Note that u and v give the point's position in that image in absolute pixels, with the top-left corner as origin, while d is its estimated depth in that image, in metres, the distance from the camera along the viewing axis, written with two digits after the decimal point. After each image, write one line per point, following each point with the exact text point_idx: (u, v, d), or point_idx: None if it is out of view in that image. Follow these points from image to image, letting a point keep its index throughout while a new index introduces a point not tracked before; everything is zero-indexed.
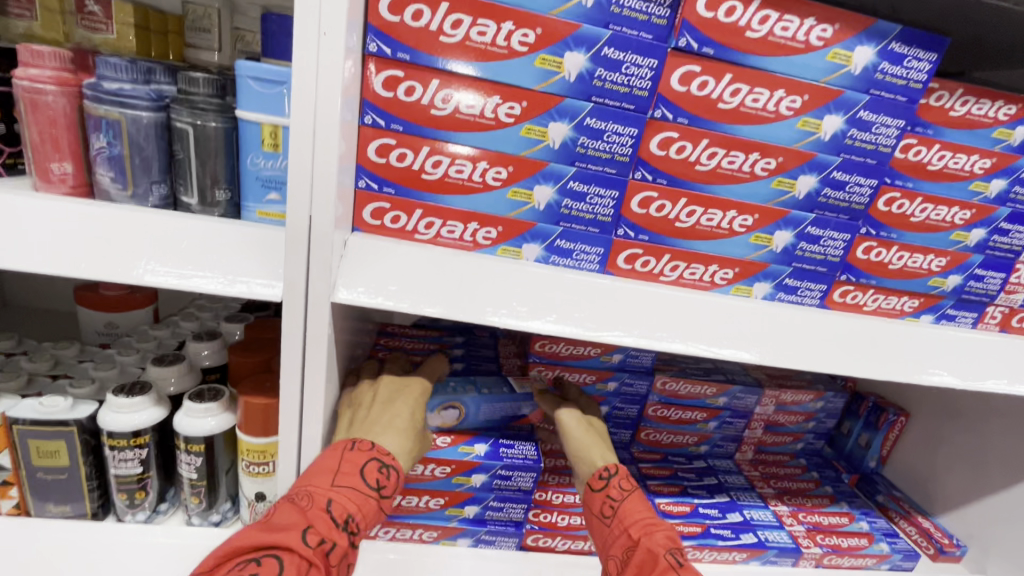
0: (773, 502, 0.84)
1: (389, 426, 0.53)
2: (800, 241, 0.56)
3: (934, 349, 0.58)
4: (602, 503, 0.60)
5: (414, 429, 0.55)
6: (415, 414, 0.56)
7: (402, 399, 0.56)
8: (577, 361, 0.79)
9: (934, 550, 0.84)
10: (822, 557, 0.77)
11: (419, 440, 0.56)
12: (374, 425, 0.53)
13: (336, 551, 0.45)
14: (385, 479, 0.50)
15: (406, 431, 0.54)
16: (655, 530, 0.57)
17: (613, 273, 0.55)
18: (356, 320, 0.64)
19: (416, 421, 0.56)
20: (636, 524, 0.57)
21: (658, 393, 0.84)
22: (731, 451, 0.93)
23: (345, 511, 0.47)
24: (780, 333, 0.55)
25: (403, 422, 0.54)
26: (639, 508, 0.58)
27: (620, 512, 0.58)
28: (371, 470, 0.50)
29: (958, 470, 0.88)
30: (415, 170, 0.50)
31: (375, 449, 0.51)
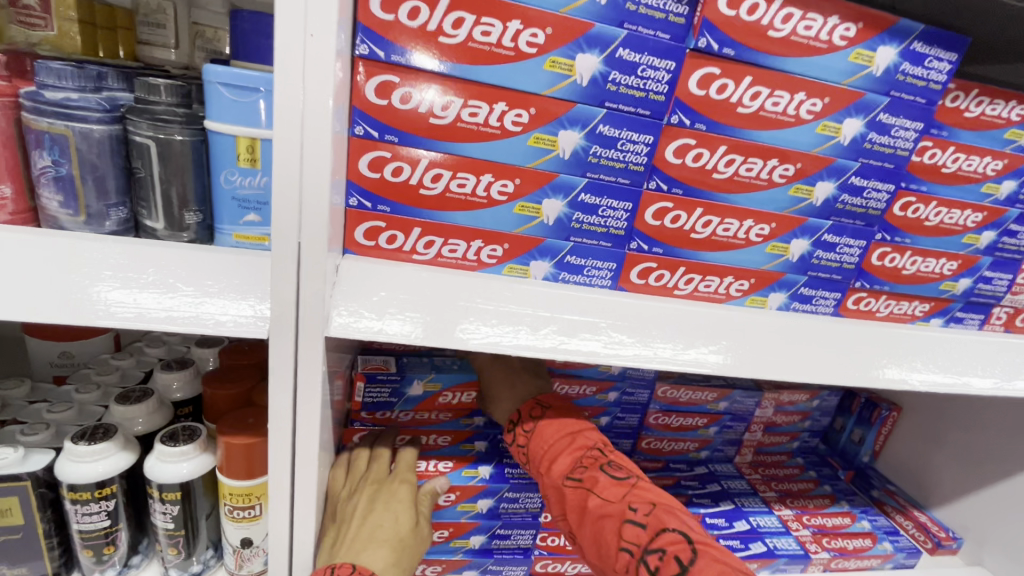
0: (776, 506, 0.83)
1: (371, 539, 0.50)
2: (816, 250, 0.53)
3: (948, 353, 0.57)
4: (518, 452, 0.61)
5: (403, 540, 0.52)
6: (404, 517, 0.53)
7: (392, 506, 0.53)
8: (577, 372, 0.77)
9: (932, 544, 0.84)
10: (829, 561, 0.77)
11: (408, 552, 0.52)
12: (354, 544, 0.49)
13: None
14: None
15: (389, 542, 0.50)
16: (562, 452, 0.57)
17: (626, 290, 0.51)
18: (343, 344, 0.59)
19: (403, 527, 0.53)
20: (539, 453, 0.58)
21: (658, 401, 0.82)
22: (731, 455, 0.91)
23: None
24: (800, 345, 0.53)
25: (389, 535, 0.51)
26: (545, 432, 0.59)
27: (532, 455, 0.59)
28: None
29: (952, 465, 0.89)
30: (413, 185, 0.45)
31: (357, 570, 0.46)
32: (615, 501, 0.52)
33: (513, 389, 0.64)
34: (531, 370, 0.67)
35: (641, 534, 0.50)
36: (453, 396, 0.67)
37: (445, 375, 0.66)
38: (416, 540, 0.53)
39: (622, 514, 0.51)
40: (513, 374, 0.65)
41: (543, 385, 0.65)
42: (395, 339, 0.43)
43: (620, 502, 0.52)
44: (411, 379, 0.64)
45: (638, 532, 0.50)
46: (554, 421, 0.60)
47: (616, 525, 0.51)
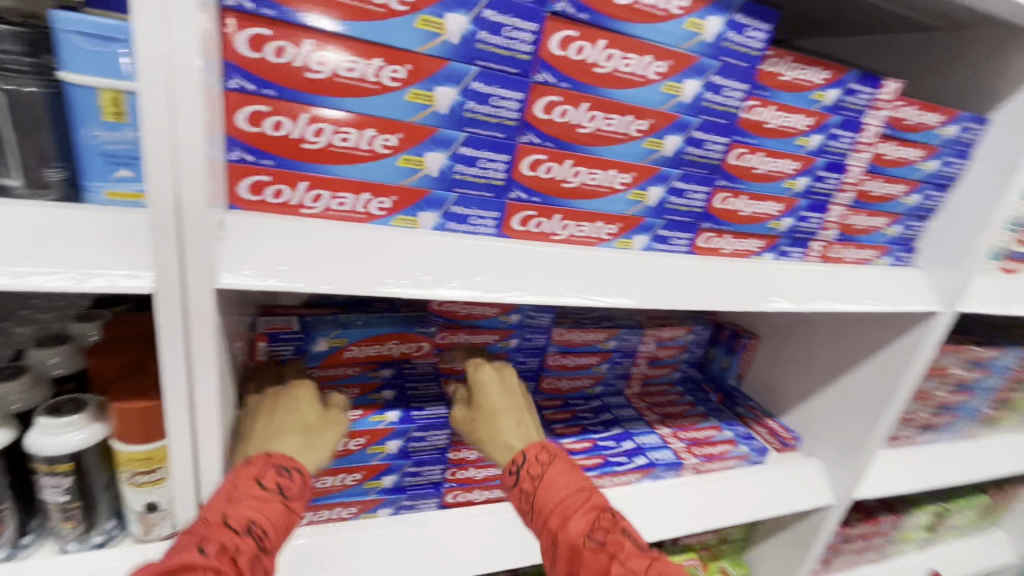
0: (657, 426, 0.96)
1: (279, 432, 0.54)
2: (669, 196, 0.62)
3: (776, 280, 0.70)
4: (520, 499, 0.61)
5: (314, 426, 0.56)
6: (307, 409, 0.57)
7: (292, 403, 0.57)
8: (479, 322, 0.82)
9: (779, 444, 1.02)
10: (697, 466, 0.91)
11: (322, 433, 0.57)
12: (264, 438, 0.54)
13: (244, 555, 0.46)
14: (288, 481, 0.51)
15: (299, 431, 0.55)
16: (576, 512, 0.58)
17: (509, 237, 0.57)
18: (240, 304, 0.59)
19: (308, 417, 0.57)
20: (551, 507, 0.58)
21: (555, 344, 0.90)
22: (622, 387, 1.03)
23: (246, 519, 0.48)
24: (658, 277, 0.62)
25: (297, 425, 0.55)
26: (559, 486, 0.59)
27: (541, 508, 0.59)
28: (269, 476, 0.50)
29: (795, 379, 1.07)
30: (294, 139, 0.46)
31: (271, 458, 0.51)
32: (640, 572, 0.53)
33: (519, 427, 0.65)
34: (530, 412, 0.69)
35: None
36: (358, 350, 0.72)
37: (350, 331, 0.70)
38: (329, 423, 0.58)
39: None
40: (518, 412, 0.66)
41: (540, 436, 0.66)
42: (286, 288, 0.45)
43: None
44: (316, 336, 0.69)
45: None
46: (564, 471, 0.60)
47: None
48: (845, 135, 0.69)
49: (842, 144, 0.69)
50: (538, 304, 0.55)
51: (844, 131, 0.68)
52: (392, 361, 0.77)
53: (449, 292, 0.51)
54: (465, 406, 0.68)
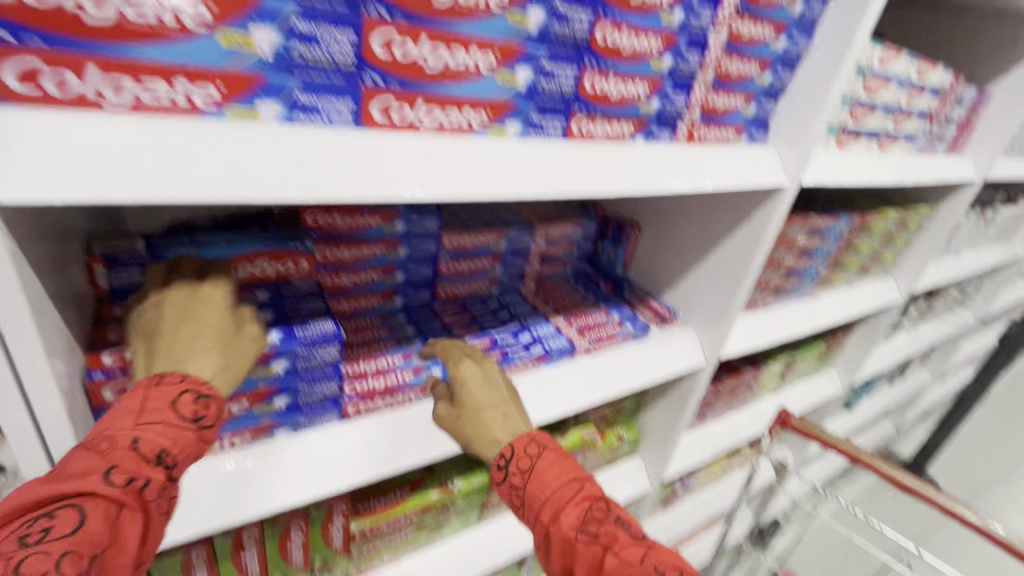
0: (552, 317, 1.01)
1: (193, 350, 0.52)
2: (538, 78, 0.60)
3: (648, 160, 0.72)
4: (512, 496, 0.69)
5: (223, 343, 0.53)
6: (215, 323, 0.53)
7: (199, 315, 0.53)
8: (358, 234, 0.79)
9: (661, 320, 1.13)
10: (589, 348, 0.98)
11: (238, 349, 0.54)
12: (177, 355, 0.51)
13: (151, 486, 0.47)
14: (202, 409, 0.51)
15: (213, 348, 0.53)
16: (568, 505, 0.65)
17: (369, 128, 0.52)
18: (48, 230, 0.50)
19: (218, 337, 0.53)
20: (541, 504, 0.66)
21: (446, 250, 0.89)
22: (518, 287, 1.06)
23: (156, 448, 0.47)
24: (535, 164, 0.61)
25: (209, 340, 0.53)
26: (551, 480, 0.66)
27: (534, 501, 0.66)
28: (183, 403, 0.49)
29: (674, 260, 1.16)
30: (66, 12, 0.37)
31: (187, 380, 0.50)
32: (633, 561, 0.60)
33: (505, 420, 0.71)
34: (515, 401, 0.74)
35: None
36: (223, 272, 0.67)
37: (208, 250, 0.64)
38: (243, 338, 0.55)
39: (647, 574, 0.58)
40: (503, 404, 0.72)
41: (525, 424, 0.72)
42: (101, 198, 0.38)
43: (641, 562, 0.59)
44: (167, 256, 0.62)
45: None
46: (553, 464, 0.67)
47: None
48: (704, 11, 0.70)
49: (702, 21, 0.70)
50: (411, 197, 0.52)
51: (703, 7, 0.69)
52: (269, 281, 0.72)
53: (308, 190, 0.47)
54: (447, 405, 0.74)
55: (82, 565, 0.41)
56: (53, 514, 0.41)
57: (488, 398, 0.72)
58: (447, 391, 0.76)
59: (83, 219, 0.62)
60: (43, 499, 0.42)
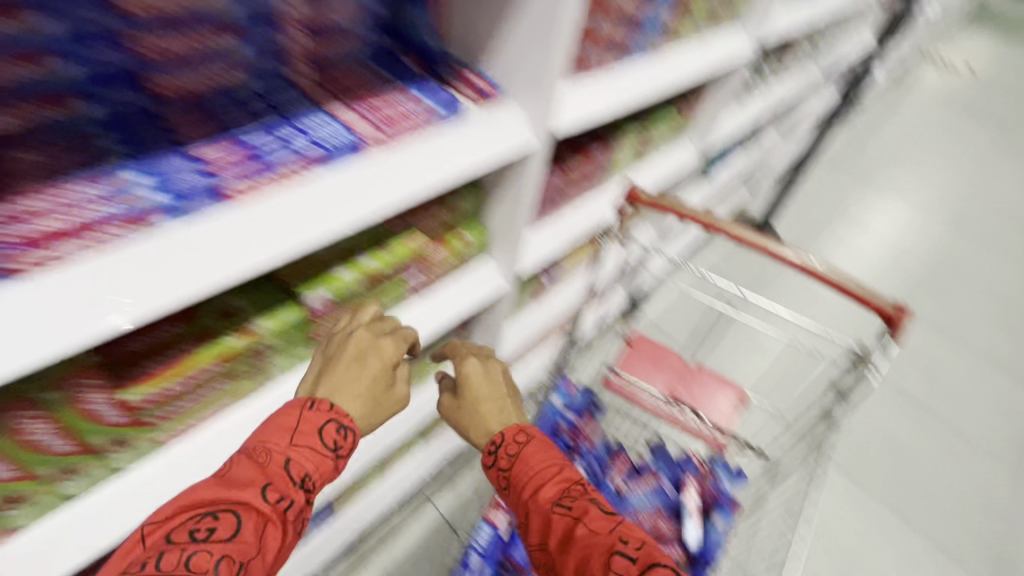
0: (330, 108, 0.80)
1: (347, 392, 0.77)
2: None
3: None
4: (498, 478, 0.89)
5: (375, 392, 0.80)
6: (370, 371, 0.80)
7: (366, 364, 0.80)
8: None
9: (479, 98, 0.94)
10: (379, 141, 0.80)
11: (383, 403, 0.82)
12: (334, 389, 0.77)
13: (292, 510, 0.66)
14: (339, 439, 0.74)
15: (361, 397, 0.78)
16: (546, 483, 0.82)
17: None
18: None
19: (382, 375, 0.81)
20: (524, 483, 0.84)
21: (125, 23, 0.63)
22: (284, 73, 0.80)
23: (302, 472, 0.69)
24: None
25: (362, 390, 0.79)
26: (533, 463, 0.86)
27: (518, 480, 0.85)
28: (329, 434, 0.73)
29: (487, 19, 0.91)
30: None
31: (332, 411, 0.74)
32: (599, 533, 0.73)
33: (500, 412, 0.97)
34: (511, 393, 1.03)
35: (629, 567, 0.67)
36: None
37: None
38: (388, 396, 0.83)
39: (610, 547, 0.70)
40: (500, 401, 0.98)
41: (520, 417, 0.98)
42: None
43: (609, 535, 0.72)
44: None
45: (626, 564, 0.67)
46: (537, 452, 0.87)
47: (606, 557, 0.69)
48: None
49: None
50: None
51: None
52: None
53: None
54: (450, 399, 1.02)
55: (231, 564, 0.58)
56: (213, 517, 0.60)
57: (489, 394, 0.99)
58: (450, 385, 1.04)
59: None
60: (197, 505, 0.61)
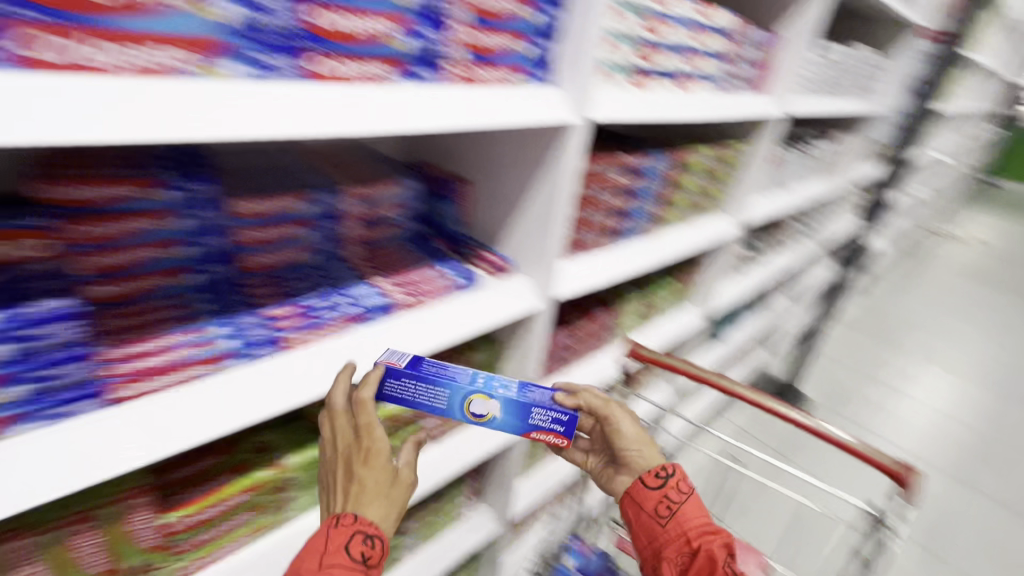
0: (370, 278, 1.02)
1: (366, 497, 0.70)
2: (249, 14, 0.59)
3: (406, 102, 0.71)
4: (658, 503, 0.93)
5: (387, 491, 0.72)
6: (377, 476, 0.71)
7: (373, 451, 0.72)
8: (133, 238, 0.75)
9: (492, 269, 1.14)
10: (408, 305, 0.98)
11: (395, 496, 0.73)
12: (359, 498, 0.70)
13: None
14: (369, 549, 0.68)
15: (378, 498, 0.71)
16: (705, 531, 0.88)
17: (31, 70, 0.46)
18: None
19: (387, 480, 0.72)
20: (691, 529, 0.89)
21: (240, 217, 0.85)
22: (341, 254, 1.03)
23: None
24: (251, 100, 0.57)
25: (377, 489, 0.71)
26: (693, 512, 0.91)
27: (670, 510, 0.92)
28: (355, 546, 0.67)
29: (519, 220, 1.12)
30: None
31: (358, 522, 0.68)
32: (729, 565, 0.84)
33: (640, 452, 0.99)
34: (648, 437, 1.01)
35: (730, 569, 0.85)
36: None
37: None
38: (399, 485, 0.74)
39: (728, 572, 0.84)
40: (642, 442, 1.00)
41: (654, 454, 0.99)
42: None
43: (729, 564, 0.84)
44: None
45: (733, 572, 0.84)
46: (694, 505, 0.91)
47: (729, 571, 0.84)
48: None
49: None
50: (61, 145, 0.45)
51: None
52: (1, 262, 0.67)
53: None
54: None
55: None
56: None
57: (637, 446, 0.99)
58: None
59: None
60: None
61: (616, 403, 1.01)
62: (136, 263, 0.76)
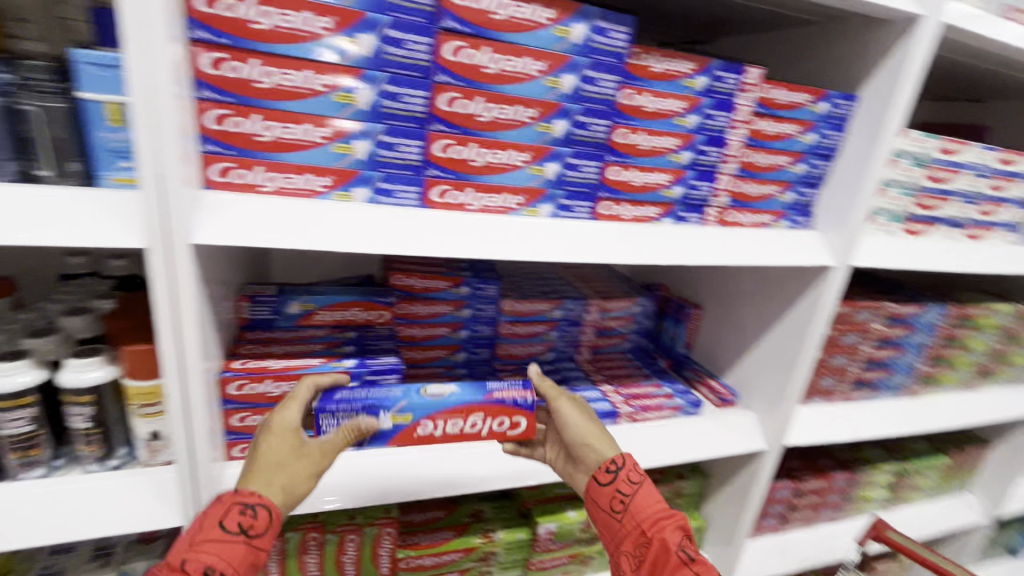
0: (602, 384, 1.09)
1: (266, 465, 0.62)
2: (566, 171, 0.76)
3: (669, 243, 0.82)
4: (612, 499, 0.76)
5: (287, 461, 0.63)
6: (286, 444, 0.64)
7: (273, 435, 0.64)
8: (433, 318, 0.98)
9: (717, 399, 1.11)
10: (634, 415, 1.01)
11: (292, 464, 0.64)
12: (258, 467, 0.62)
13: None
14: (246, 520, 0.59)
15: (279, 466, 0.63)
16: (661, 522, 0.74)
17: (430, 207, 0.71)
18: (225, 259, 0.78)
19: (293, 446, 0.64)
20: (645, 520, 0.74)
21: (507, 314, 1.04)
22: (574, 354, 1.16)
23: (203, 565, 0.56)
24: (553, 234, 0.75)
25: (280, 457, 0.63)
26: (645, 503, 0.75)
27: (629, 506, 0.75)
28: (232, 518, 0.59)
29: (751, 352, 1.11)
30: (251, 134, 0.62)
31: (238, 495, 0.60)
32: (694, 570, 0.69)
33: (591, 453, 0.78)
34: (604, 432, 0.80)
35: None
36: (329, 314, 0.90)
37: (318, 298, 0.89)
38: (302, 452, 0.65)
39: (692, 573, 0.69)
40: (596, 432, 0.79)
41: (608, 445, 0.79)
42: (254, 243, 0.61)
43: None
44: (288, 299, 0.88)
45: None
46: (648, 494, 0.76)
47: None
48: (720, 115, 0.81)
49: (711, 158, 0.83)
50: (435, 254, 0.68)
51: (719, 112, 0.81)
52: (357, 325, 0.93)
53: (369, 237, 0.65)
54: None
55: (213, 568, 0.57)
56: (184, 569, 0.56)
57: (587, 446, 0.78)
58: None
59: (238, 274, 0.89)
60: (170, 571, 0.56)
61: (580, 401, 0.82)
62: (433, 336, 1.00)
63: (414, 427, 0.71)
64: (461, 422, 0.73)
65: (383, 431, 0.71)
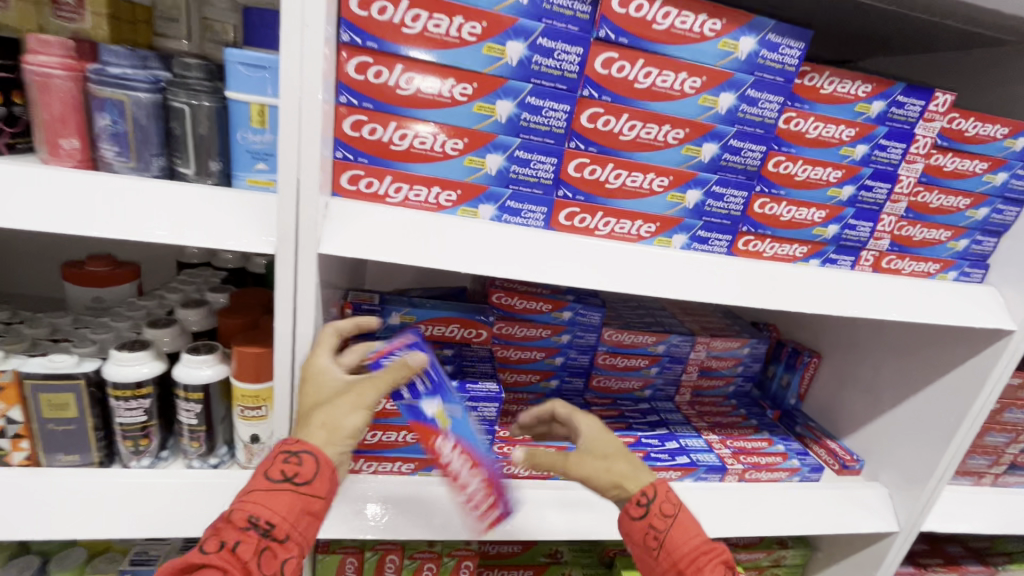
0: (705, 432, 0.97)
1: (310, 411, 0.55)
2: (708, 199, 0.67)
3: (820, 287, 0.71)
4: (645, 534, 0.65)
5: (328, 399, 0.56)
6: (324, 382, 0.57)
7: (310, 378, 0.57)
8: (529, 341, 0.93)
9: (838, 465, 0.98)
10: (743, 472, 0.90)
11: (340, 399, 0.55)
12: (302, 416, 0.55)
13: (249, 551, 0.49)
14: (290, 466, 0.52)
15: (323, 405, 0.55)
16: (701, 556, 0.64)
17: (556, 230, 0.65)
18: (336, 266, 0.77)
19: (329, 384, 0.57)
20: (683, 557, 0.64)
21: (606, 343, 0.96)
22: (672, 394, 1.06)
23: (250, 515, 0.50)
24: (691, 268, 0.66)
25: (320, 399, 0.56)
26: (682, 538, 0.64)
27: (666, 543, 0.64)
28: (276, 465, 0.52)
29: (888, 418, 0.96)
30: (385, 142, 0.59)
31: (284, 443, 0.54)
32: None
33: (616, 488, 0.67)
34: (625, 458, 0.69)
35: None
36: (426, 329, 0.87)
37: (419, 311, 0.85)
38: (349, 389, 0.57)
39: None
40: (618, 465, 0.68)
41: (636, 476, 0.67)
42: (377, 256, 0.57)
43: None
44: (390, 310, 0.84)
45: None
46: (687, 527, 0.65)
47: None
48: (895, 147, 0.70)
49: (876, 195, 0.72)
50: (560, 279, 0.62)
51: (893, 142, 0.70)
52: (454, 343, 0.88)
53: (494, 255, 0.60)
54: None
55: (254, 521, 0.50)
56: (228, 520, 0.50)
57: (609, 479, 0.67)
58: None
59: (344, 278, 0.87)
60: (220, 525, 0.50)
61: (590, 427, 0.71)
62: (527, 359, 0.94)
63: (434, 435, 0.66)
64: (465, 469, 0.66)
65: (421, 411, 0.66)
